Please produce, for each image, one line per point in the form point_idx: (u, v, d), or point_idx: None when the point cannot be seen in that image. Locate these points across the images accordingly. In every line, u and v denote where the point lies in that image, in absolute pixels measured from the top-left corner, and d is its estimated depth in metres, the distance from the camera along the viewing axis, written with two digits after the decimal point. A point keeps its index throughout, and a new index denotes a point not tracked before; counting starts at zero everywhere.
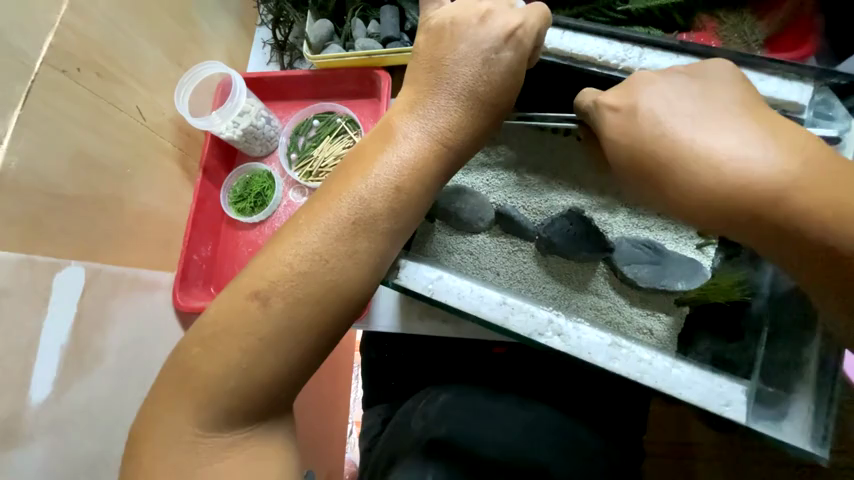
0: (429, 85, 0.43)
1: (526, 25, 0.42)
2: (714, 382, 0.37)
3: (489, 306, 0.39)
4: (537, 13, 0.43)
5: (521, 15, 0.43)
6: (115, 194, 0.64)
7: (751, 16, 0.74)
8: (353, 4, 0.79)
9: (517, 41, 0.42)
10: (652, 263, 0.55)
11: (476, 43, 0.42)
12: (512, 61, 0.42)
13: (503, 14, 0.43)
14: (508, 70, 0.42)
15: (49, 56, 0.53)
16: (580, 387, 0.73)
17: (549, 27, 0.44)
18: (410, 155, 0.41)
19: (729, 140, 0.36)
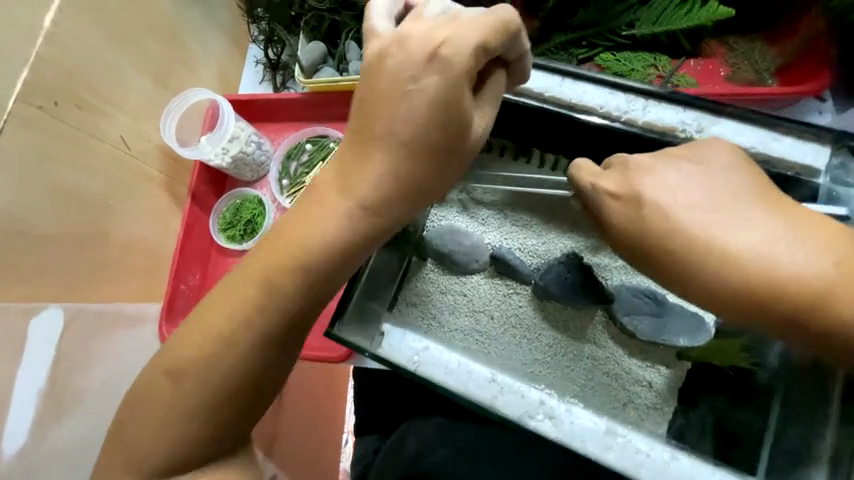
0: (356, 129, 0.37)
1: (452, 41, 0.34)
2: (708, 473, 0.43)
3: (478, 384, 0.42)
4: (470, 26, 0.35)
5: (449, 31, 0.35)
6: (97, 227, 0.62)
7: (762, 43, 0.71)
8: (347, 25, 0.75)
9: (442, 64, 0.34)
10: (653, 315, 0.52)
11: (397, 73, 0.35)
12: (436, 91, 0.35)
13: (427, 33, 0.35)
14: (433, 103, 0.35)
15: (23, 93, 0.52)
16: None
17: (503, 36, 0.35)
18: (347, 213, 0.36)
19: (743, 214, 0.33)
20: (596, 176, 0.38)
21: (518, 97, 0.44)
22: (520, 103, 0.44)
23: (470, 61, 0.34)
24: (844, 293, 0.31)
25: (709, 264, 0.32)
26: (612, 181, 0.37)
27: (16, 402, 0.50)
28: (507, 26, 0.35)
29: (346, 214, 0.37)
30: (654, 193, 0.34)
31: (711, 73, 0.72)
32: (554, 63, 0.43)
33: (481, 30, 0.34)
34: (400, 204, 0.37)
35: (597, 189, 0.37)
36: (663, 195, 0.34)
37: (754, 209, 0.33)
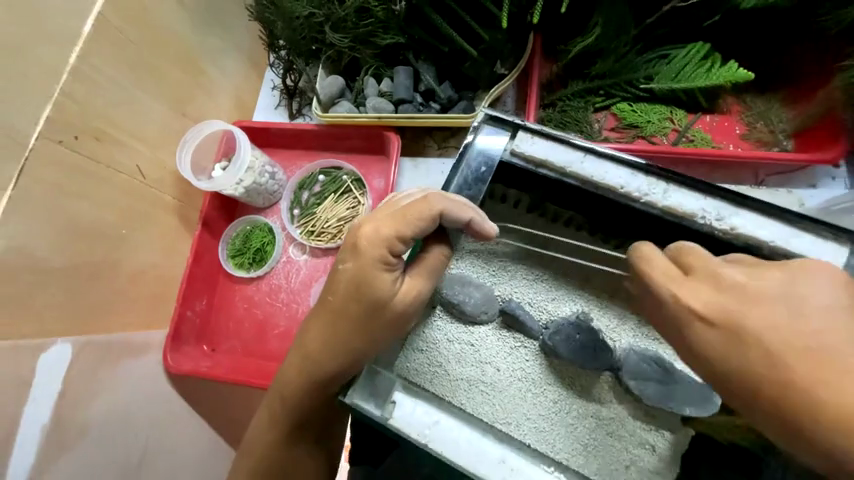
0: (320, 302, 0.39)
1: (369, 232, 0.35)
2: None
3: (488, 463, 0.36)
4: (383, 222, 0.36)
5: (368, 226, 0.36)
6: (109, 258, 0.62)
7: (780, 103, 0.70)
8: (367, 63, 0.76)
9: (357, 258, 0.35)
10: (660, 383, 0.52)
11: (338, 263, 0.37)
12: (355, 278, 0.35)
13: (360, 228, 0.37)
14: (355, 289, 0.35)
15: (46, 129, 0.52)
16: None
17: (420, 217, 0.35)
18: (332, 330, 0.36)
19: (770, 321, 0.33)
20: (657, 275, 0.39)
21: (539, 170, 0.45)
22: (540, 176, 0.45)
23: (383, 250, 0.35)
24: None
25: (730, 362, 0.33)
26: (696, 292, 0.36)
27: (18, 442, 0.49)
28: (423, 212, 0.35)
29: (362, 289, 0.35)
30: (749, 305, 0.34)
31: (727, 131, 0.72)
32: (577, 139, 0.43)
33: (397, 222, 0.35)
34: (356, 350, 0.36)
35: (680, 300, 0.36)
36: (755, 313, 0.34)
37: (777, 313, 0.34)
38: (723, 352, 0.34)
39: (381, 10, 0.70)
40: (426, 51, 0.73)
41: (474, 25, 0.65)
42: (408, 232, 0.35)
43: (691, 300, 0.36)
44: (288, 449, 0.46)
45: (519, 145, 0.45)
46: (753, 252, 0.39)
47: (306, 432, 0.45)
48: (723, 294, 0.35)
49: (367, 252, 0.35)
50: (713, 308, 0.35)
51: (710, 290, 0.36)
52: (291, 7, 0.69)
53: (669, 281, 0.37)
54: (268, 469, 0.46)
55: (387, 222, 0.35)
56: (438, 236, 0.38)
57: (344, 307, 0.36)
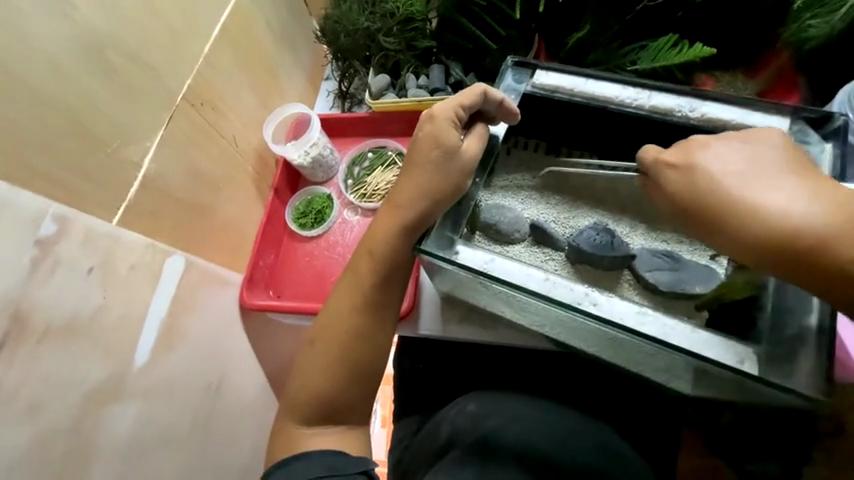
0: (405, 163, 0.56)
1: (441, 106, 0.55)
2: (734, 350, 0.45)
3: (534, 280, 0.48)
4: (450, 100, 0.55)
5: (441, 104, 0.56)
6: (210, 203, 0.76)
7: (743, 75, 0.88)
8: (408, 62, 0.96)
9: (435, 121, 0.54)
10: (673, 270, 0.63)
11: (419, 133, 0.56)
12: (435, 135, 0.54)
13: (434, 107, 0.56)
14: (437, 144, 0.54)
15: (187, 94, 0.69)
16: (611, 384, 0.77)
17: (476, 95, 0.55)
18: (420, 176, 0.54)
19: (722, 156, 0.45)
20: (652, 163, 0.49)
21: (555, 94, 0.60)
22: (556, 98, 0.60)
23: (451, 113, 0.54)
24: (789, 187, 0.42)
25: (689, 191, 0.45)
26: (676, 153, 0.47)
27: (145, 327, 0.60)
28: (476, 91, 0.55)
29: (441, 139, 0.54)
30: (710, 156, 0.45)
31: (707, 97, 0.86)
32: (579, 69, 0.60)
33: (460, 97, 0.55)
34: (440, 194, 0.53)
35: (661, 160, 0.48)
36: (712, 161, 0.45)
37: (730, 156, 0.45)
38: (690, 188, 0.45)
39: (422, 22, 0.92)
40: (455, 52, 0.95)
41: (492, 25, 0.87)
42: (467, 102, 0.55)
43: (669, 158, 0.48)
44: (365, 312, 0.57)
45: (538, 79, 0.61)
46: (721, 130, 0.53)
47: (377, 298, 0.57)
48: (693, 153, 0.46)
49: (441, 113, 0.54)
50: (680, 159, 0.46)
51: (688, 152, 0.46)
52: (356, 21, 0.91)
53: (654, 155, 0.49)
54: (347, 331, 0.57)
55: (454, 97, 0.55)
56: (482, 118, 0.58)
57: (427, 156, 0.54)
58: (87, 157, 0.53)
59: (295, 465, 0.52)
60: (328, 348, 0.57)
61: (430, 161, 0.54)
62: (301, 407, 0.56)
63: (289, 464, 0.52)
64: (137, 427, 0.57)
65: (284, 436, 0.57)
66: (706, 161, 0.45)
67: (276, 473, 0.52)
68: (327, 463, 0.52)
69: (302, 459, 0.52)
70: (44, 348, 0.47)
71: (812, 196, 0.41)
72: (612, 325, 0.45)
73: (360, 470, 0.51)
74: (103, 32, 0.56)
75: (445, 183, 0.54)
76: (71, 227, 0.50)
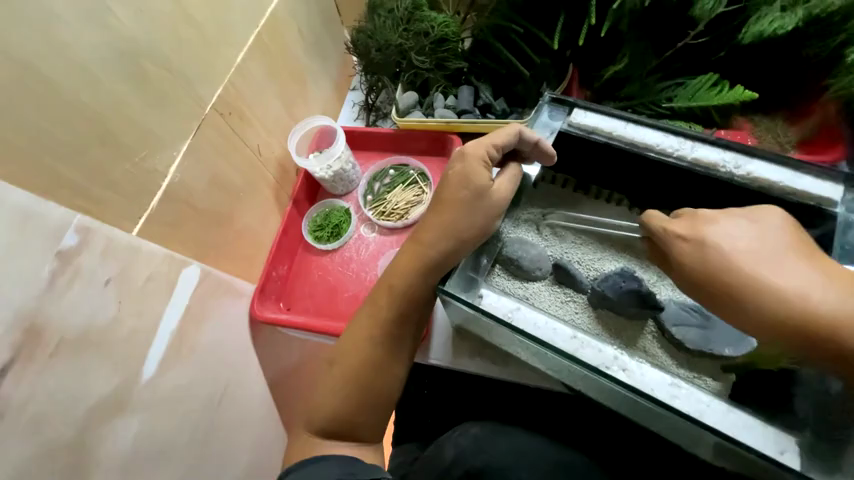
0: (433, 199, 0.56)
1: (473, 144, 0.54)
2: (771, 432, 0.44)
3: (563, 338, 0.47)
4: (483, 139, 0.54)
5: (473, 142, 0.55)
6: (230, 212, 0.75)
7: (783, 121, 0.85)
8: (438, 82, 0.94)
9: (466, 160, 0.54)
10: (700, 328, 0.60)
11: (449, 170, 0.56)
12: (464, 173, 0.53)
13: (466, 145, 0.55)
14: (467, 184, 0.53)
15: (217, 104, 0.68)
16: (623, 432, 0.73)
17: (509, 135, 0.54)
18: (447, 214, 0.53)
19: (739, 235, 0.44)
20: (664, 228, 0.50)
21: (591, 136, 0.59)
22: (592, 140, 0.59)
23: (483, 152, 0.54)
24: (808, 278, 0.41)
25: (703, 264, 0.45)
26: (682, 224, 0.49)
27: (156, 340, 0.59)
28: (510, 131, 0.54)
29: (470, 179, 0.53)
30: (719, 230, 0.45)
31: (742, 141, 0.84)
32: (620, 112, 0.58)
33: (493, 136, 0.54)
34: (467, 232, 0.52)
35: (669, 230, 0.49)
36: (727, 239, 0.44)
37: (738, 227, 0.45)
38: (703, 262, 0.45)
39: (455, 43, 0.91)
40: (486, 75, 0.94)
41: (528, 52, 0.85)
42: (500, 142, 0.54)
43: (677, 228, 0.49)
44: (389, 337, 0.56)
45: (576, 118, 0.60)
46: (765, 191, 0.51)
47: (394, 330, 0.55)
48: (700, 225, 0.47)
49: (473, 152, 0.54)
50: (691, 232, 0.47)
51: (697, 223, 0.47)
52: (389, 37, 0.90)
53: (662, 223, 0.51)
54: (365, 357, 0.55)
55: (486, 136, 0.54)
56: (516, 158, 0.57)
57: (456, 195, 0.53)
58: (114, 167, 0.53)
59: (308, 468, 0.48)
60: (344, 375, 0.55)
61: (459, 200, 0.53)
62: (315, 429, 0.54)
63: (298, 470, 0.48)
64: (140, 441, 0.56)
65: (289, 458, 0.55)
66: (721, 238, 0.45)
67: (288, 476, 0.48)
68: (342, 466, 0.48)
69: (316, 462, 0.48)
70: (55, 361, 0.46)
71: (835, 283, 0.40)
72: (642, 394, 0.45)
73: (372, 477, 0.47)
74: (140, 41, 0.55)
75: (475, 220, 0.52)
76: (93, 238, 0.49)
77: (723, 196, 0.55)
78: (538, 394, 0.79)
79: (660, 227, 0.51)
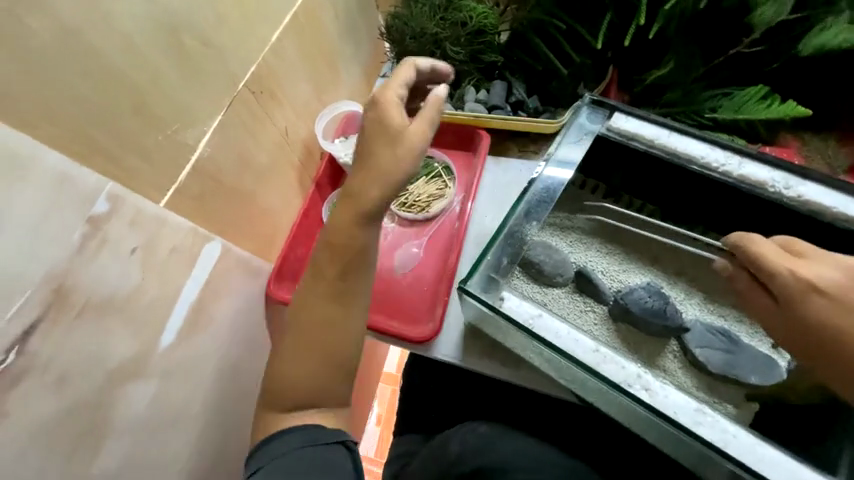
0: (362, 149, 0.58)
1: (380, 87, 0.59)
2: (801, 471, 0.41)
3: (583, 349, 0.45)
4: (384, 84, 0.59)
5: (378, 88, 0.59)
6: (254, 190, 0.75)
7: (835, 141, 0.80)
8: (471, 74, 0.92)
9: (379, 100, 0.58)
10: (726, 351, 0.58)
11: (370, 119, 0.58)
12: (392, 109, 0.57)
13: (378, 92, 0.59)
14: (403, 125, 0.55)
15: (249, 81, 0.68)
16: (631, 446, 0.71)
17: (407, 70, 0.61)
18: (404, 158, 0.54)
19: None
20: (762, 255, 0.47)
21: (631, 142, 0.58)
22: (632, 147, 0.58)
23: (394, 91, 0.58)
24: None
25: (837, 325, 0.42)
26: (814, 270, 0.44)
27: (176, 311, 0.60)
28: (408, 68, 0.61)
29: (390, 115, 0.56)
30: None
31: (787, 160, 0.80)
32: (665, 120, 0.57)
33: (398, 76, 0.60)
34: None
35: (798, 274, 0.44)
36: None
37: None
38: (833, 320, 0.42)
39: (493, 35, 0.88)
40: (521, 71, 0.91)
41: (568, 50, 0.82)
42: (406, 79, 0.60)
43: (808, 273, 0.44)
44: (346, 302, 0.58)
45: (615, 122, 0.59)
46: (815, 215, 0.50)
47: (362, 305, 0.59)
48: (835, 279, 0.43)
49: (386, 93, 0.58)
50: (829, 284, 0.43)
51: (825, 271, 0.44)
52: (425, 25, 0.88)
53: (785, 261, 0.46)
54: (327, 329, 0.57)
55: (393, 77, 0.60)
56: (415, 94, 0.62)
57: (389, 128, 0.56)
58: (148, 137, 0.53)
59: (284, 438, 0.55)
60: (306, 349, 0.57)
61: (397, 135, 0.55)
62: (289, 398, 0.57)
63: (271, 442, 0.55)
64: (154, 409, 0.57)
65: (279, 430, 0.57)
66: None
67: (262, 448, 0.55)
68: (308, 438, 0.55)
69: (288, 432, 0.55)
70: (80, 325, 0.47)
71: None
72: (662, 416, 0.43)
73: (341, 440, 0.56)
74: (180, 12, 0.55)
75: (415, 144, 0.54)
76: (123, 207, 0.50)
77: (767, 217, 0.54)
78: (546, 400, 0.78)
79: (782, 266, 0.46)
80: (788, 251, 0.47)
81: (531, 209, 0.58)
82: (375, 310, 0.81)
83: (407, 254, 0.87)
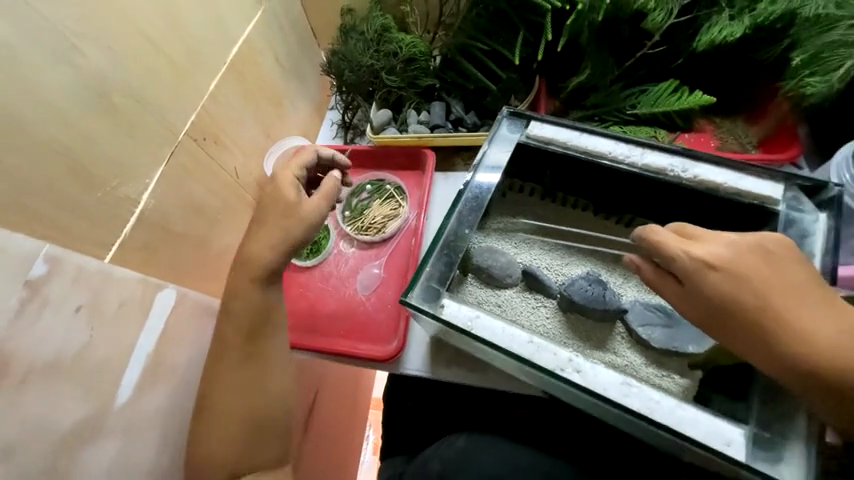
0: (262, 217, 0.68)
1: (285, 169, 0.71)
2: (715, 423, 0.40)
3: (519, 343, 0.47)
4: (286, 166, 0.71)
5: (284, 168, 0.71)
6: (207, 233, 0.77)
7: (744, 122, 0.87)
8: (410, 99, 0.98)
9: (278, 180, 0.69)
10: (666, 326, 0.61)
11: (265, 192, 0.70)
12: (281, 188, 0.68)
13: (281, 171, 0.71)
14: (292, 197, 0.67)
15: (189, 130, 0.70)
16: (611, 440, 0.72)
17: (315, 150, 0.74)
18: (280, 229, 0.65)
19: (715, 250, 0.42)
20: (662, 244, 0.44)
21: (549, 146, 0.62)
22: (549, 149, 0.62)
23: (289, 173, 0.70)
24: (767, 309, 0.39)
25: (735, 298, 0.40)
26: (704, 248, 0.42)
27: (131, 363, 0.59)
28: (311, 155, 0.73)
29: (271, 193, 0.69)
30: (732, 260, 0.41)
31: (704, 144, 0.86)
32: (575, 123, 0.61)
33: (298, 161, 0.72)
34: None
35: (691, 254, 0.42)
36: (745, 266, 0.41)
37: (756, 253, 0.41)
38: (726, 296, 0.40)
39: (424, 61, 0.94)
40: (456, 90, 0.97)
41: (492, 67, 0.89)
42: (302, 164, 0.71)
43: (699, 252, 0.42)
44: None
45: (532, 130, 0.63)
46: (714, 193, 0.53)
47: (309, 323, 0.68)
48: (731, 248, 0.42)
49: (282, 177, 0.70)
50: (722, 260, 0.41)
51: (715, 248, 0.42)
52: (360, 58, 0.93)
53: (680, 244, 0.43)
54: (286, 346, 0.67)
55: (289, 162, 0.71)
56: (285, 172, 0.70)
57: (273, 206, 0.68)
58: (86, 197, 0.55)
59: None
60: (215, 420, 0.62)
61: (277, 208, 0.67)
62: (231, 451, 0.62)
63: None
64: (117, 466, 0.56)
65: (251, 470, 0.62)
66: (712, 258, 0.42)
67: None
68: None
69: None
70: (26, 391, 0.47)
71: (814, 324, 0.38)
72: (594, 395, 0.43)
73: None
74: (107, 75, 0.57)
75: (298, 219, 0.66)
76: (62, 268, 0.51)
77: (679, 199, 0.57)
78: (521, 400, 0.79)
79: (675, 249, 0.43)
80: (683, 236, 0.45)
81: (463, 217, 0.61)
82: (344, 334, 0.83)
83: (369, 274, 0.89)
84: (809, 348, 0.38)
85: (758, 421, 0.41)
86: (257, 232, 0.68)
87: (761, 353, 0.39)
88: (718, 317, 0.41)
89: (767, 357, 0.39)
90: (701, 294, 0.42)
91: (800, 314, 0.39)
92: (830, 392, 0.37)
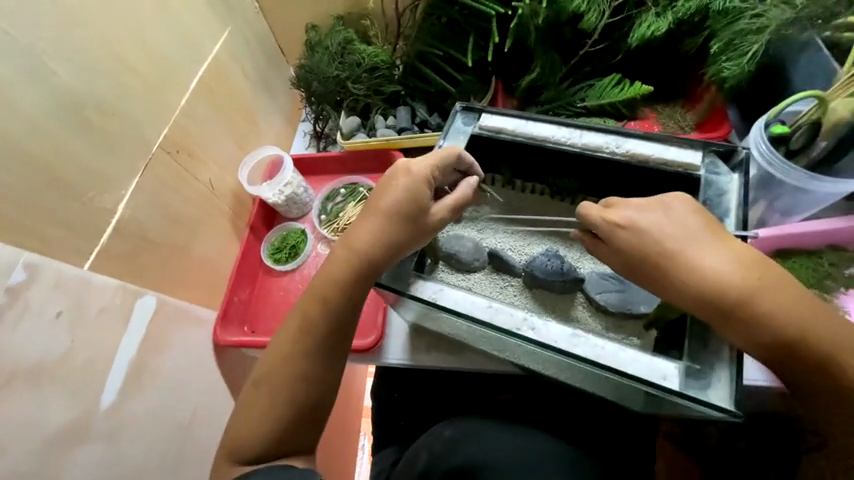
0: (374, 218, 0.55)
1: (419, 164, 0.57)
2: (651, 361, 0.47)
3: (479, 308, 0.52)
4: (428, 162, 0.57)
5: (424, 160, 0.57)
6: (185, 243, 0.79)
7: (681, 107, 0.95)
8: (377, 105, 1.03)
9: (409, 173, 0.56)
10: (619, 291, 0.66)
11: (385, 185, 0.56)
12: (407, 187, 0.55)
13: (417, 162, 0.57)
14: (414, 203, 0.55)
15: (162, 143, 0.73)
16: (594, 410, 0.76)
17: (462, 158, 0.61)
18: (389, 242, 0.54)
19: (630, 213, 0.48)
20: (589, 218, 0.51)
21: (499, 135, 0.67)
22: (500, 138, 0.68)
23: (427, 171, 0.56)
24: (685, 255, 0.45)
25: (658, 249, 0.46)
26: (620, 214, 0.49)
27: (113, 368, 0.61)
28: (453, 156, 0.60)
29: (404, 193, 0.55)
30: (653, 218, 0.47)
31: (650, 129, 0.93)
32: (520, 112, 0.67)
33: (439, 159, 0.58)
34: (394, 233, 0.54)
35: (608, 219, 0.49)
36: (661, 223, 0.47)
37: (672, 209, 0.48)
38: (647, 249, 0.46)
39: (387, 70, 1.00)
40: (420, 95, 1.03)
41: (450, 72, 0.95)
42: (442, 165, 0.58)
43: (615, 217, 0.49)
44: None
45: (484, 121, 0.69)
46: (644, 164, 0.60)
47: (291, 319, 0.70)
48: (642, 212, 0.48)
49: (418, 170, 0.56)
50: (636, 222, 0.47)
51: (628, 212, 0.49)
52: (326, 70, 0.98)
53: (602, 213, 0.50)
54: None
55: (433, 157, 0.58)
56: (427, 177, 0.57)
57: (388, 210, 0.54)
58: (63, 208, 0.57)
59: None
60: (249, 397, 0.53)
61: (388, 213, 0.54)
62: (256, 430, 0.51)
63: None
64: (104, 468, 0.58)
65: (282, 462, 0.51)
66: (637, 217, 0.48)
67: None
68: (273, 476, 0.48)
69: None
70: (9, 395, 0.48)
71: (727, 265, 0.44)
72: (548, 348, 0.49)
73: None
74: (81, 94, 0.61)
75: (405, 237, 0.54)
76: (42, 274, 0.53)
77: (617, 173, 0.64)
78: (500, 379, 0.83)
79: (597, 218, 0.50)
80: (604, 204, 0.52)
81: None
82: None
83: None
84: (722, 286, 0.44)
85: (689, 355, 0.48)
86: (355, 236, 0.55)
87: (685, 295, 0.44)
88: (647, 267, 0.47)
89: (694, 299, 0.44)
90: (633, 249, 0.47)
91: (712, 257, 0.44)
92: (745, 323, 0.43)
